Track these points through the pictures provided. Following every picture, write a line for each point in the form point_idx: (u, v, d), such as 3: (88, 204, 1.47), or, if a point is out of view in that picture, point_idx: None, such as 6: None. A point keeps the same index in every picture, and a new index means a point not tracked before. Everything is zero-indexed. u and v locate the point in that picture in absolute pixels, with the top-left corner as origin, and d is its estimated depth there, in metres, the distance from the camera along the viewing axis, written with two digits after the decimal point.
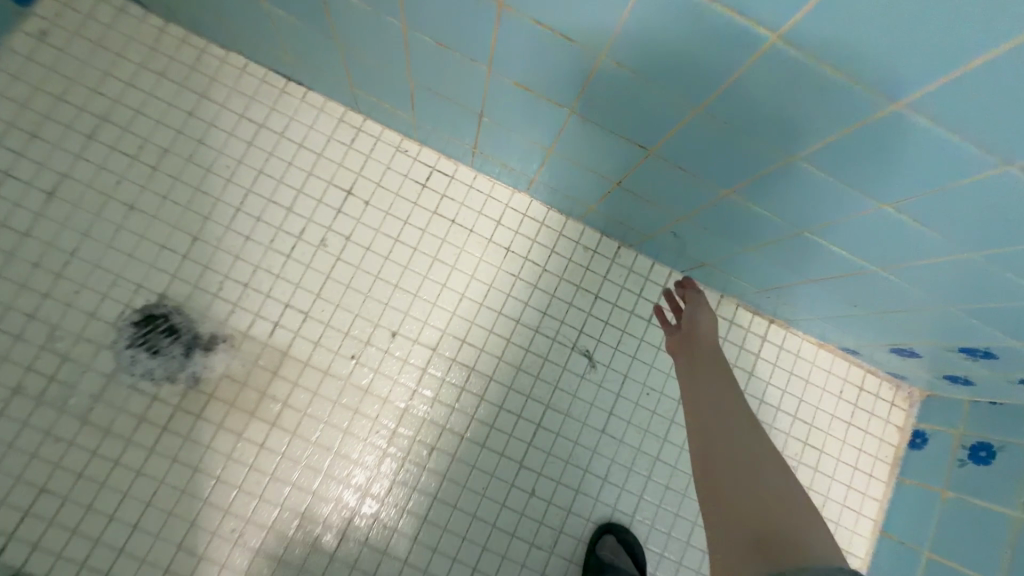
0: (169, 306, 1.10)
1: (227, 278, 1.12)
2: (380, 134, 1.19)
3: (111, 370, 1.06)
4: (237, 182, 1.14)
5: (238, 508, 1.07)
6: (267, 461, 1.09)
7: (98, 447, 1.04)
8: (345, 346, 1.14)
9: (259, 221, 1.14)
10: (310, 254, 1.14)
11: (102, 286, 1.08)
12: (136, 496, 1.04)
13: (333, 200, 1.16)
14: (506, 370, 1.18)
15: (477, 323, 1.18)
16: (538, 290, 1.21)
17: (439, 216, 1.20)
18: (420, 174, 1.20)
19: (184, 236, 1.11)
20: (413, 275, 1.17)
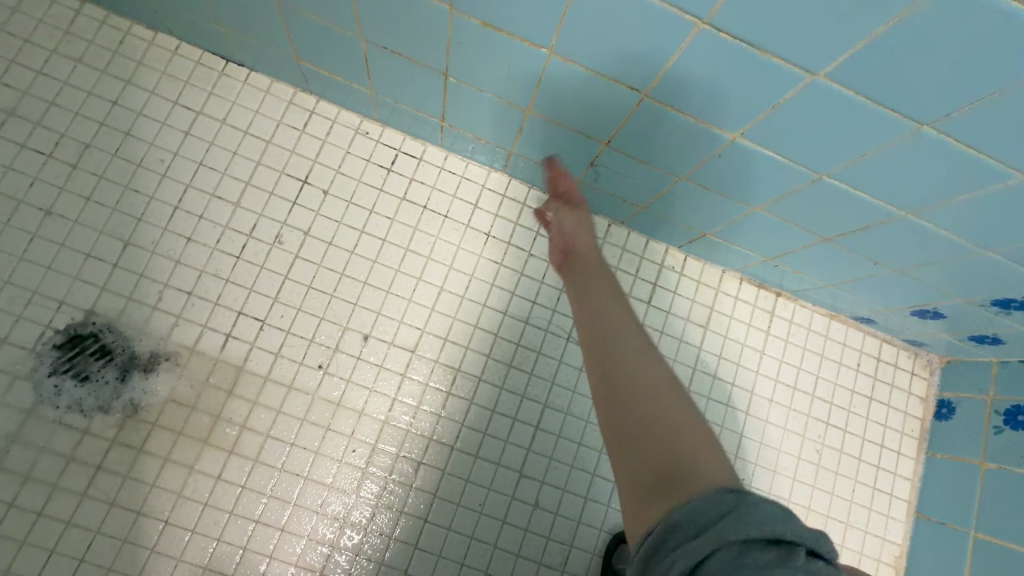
0: (99, 324, 0.94)
1: (167, 287, 0.97)
2: (336, 116, 1.06)
3: (29, 404, 0.90)
4: (173, 177, 1.00)
5: (192, 555, 0.91)
6: (225, 497, 0.93)
7: (16, 496, 0.87)
8: (311, 356, 0.99)
9: (202, 219, 0.99)
10: (263, 254, 1.00)
11: (16, 305, 0.92)
12: (68, 552, 0.87)
13: (287, 191, 1.03)
14: (497, 368, 1.05)
15: (459, 319, 1.05)
16: (524, 277, 1.08)
17: (409, 201, 1.07)
18: (385, 157, 1.07)
19: (113, 241, 0.96)
20: (383, 269, 1.04)
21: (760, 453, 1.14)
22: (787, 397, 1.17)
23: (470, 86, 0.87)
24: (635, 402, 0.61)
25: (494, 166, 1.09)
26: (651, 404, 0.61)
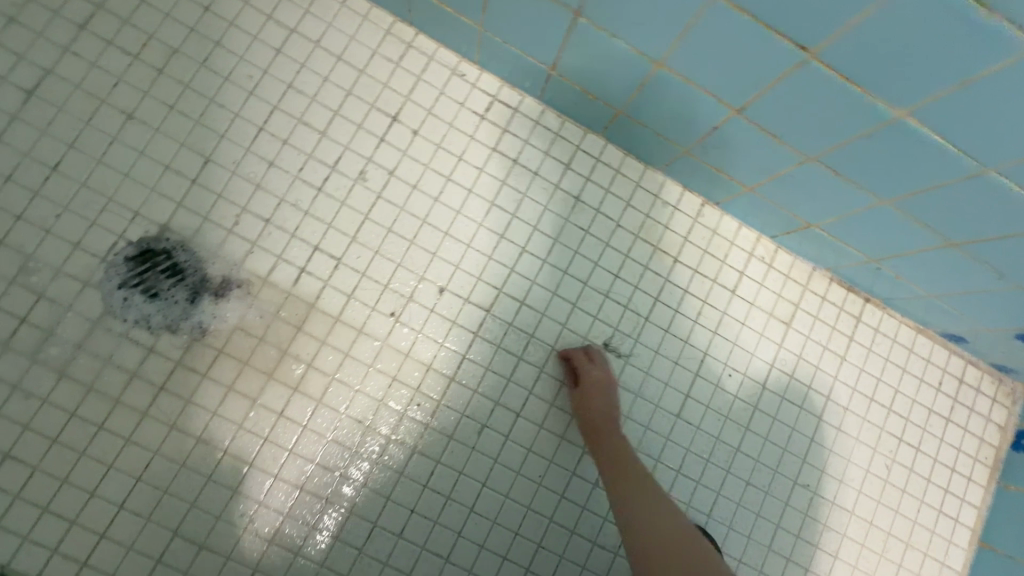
0: (172, 241, 0.90)
1: (244, 212, 0.92)
2: (433, 52, 1.00)
3: (98, 314, 0.86)
4: (261, 96, 0.94)
5: (249, 489, 0.88)
6: (287, 433, 0.90)
7: (79, 406, 0.84)
8: (384, 302, 0.95)
9: (286, 144, 0.94)
10: (345, 189, 0.95)
11: (91, 211, 0.88)
12: (123, 470, 0.85)
13: (376, 127, 0.97)
14: (572, 340, 1.00)
15: (539, 283, 1.00)
16: (609, 248, 1.03)
17: (499, 153, 1.01)
18: (479, 102, 1.01)
19: (194, 156, 0.91)
20: (466, 221, 0.99)
21: (829, 462, 1.08)
22: (863, 407, 1.11)
23: (599, 32, 0.79)
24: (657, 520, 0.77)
25: (592, 127, 1.02)
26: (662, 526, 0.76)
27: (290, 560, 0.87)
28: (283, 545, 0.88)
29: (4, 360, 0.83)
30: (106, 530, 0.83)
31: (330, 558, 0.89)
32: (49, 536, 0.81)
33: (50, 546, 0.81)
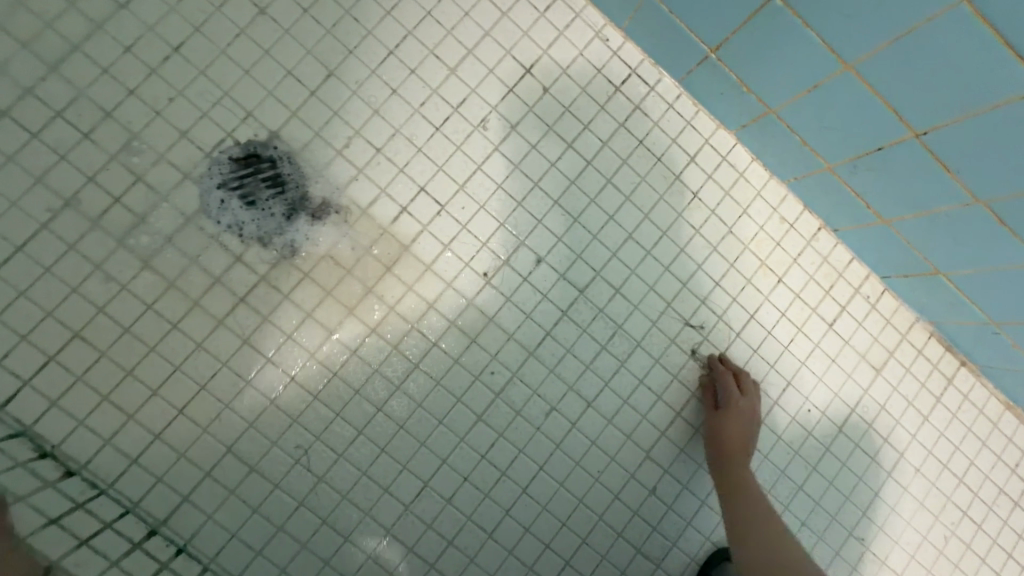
0: (279, 150, 0.85)
1: (356, 137, 0.87)
2: (581, 11, 0.94)
3: (192, 210, 0.82)
4: (397, 19, 0.88)
5: (309, 421, 0.84)
6: (356, 373, 0.86)
7: (157, 300, 0.81)
8: (479, 259, 0.90)
9: (412, 75, 0.89)
10: (464, 134, 0.90)
11: (205, 102, 0.83)
12: (190, 374, 0.81)
13: (507, 76, 0.91)
14: (659, 341, 0.95)
15: (638, 274, 0.95)
16: (716, 253, 0.98)
17: (626, 131, 0.95)
18: (616, 74, 0.95)
19: (317, 67, 0.86)
20: (578, 194, 0.93)
21: (888, 520, 1.03)
22: (934, 472, 1.05)
23: (796, 17, 0.74)
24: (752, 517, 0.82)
25: (729, 122, 0.97)
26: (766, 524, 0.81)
27: (336, 501, 0.84)
28: (331, 485, 0.84)
29: (90, 237, 0.79)
30: (162, 432, 0.80)
31: (375, 509, 0.85)
32: (104, 425, 0.78)
33: (104, 436, 0.78)
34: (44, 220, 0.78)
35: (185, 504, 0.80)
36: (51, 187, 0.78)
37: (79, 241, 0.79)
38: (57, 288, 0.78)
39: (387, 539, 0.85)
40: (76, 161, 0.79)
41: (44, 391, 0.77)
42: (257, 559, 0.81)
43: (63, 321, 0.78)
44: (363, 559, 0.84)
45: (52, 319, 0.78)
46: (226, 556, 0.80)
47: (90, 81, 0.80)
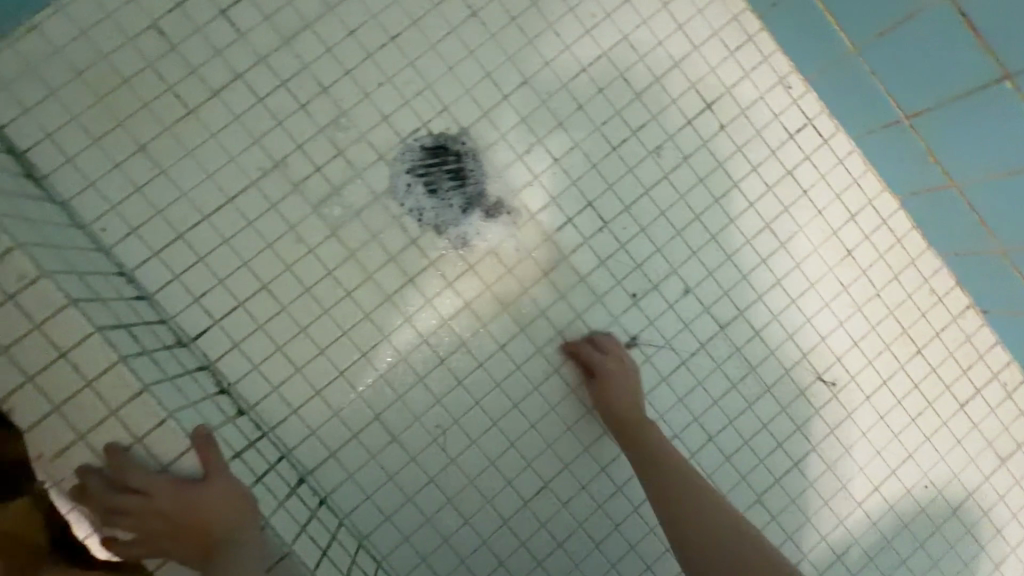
0: (466, 146, 0.89)
1: (538, 144, 0.91)
2: (769, 55, 0.95)
3: (381, 190, 0.88)
4: (595, 38, 0.91)
5: (450, 404, 0.89)
6: (499, 368, 0.90)
7: (336, 267, 0.87)
8: (630, 280, 0.92)
9: (599, 93, 0.91)
10: (637, 158, 0.92)
11: (408, 91, 0.88)
12: (354, 341, 0.87)
13: (688, 108, 0.93)
14: (787, 390, 0.96)
15: (779, 320, 0.96)
16: (859, 314, 0.97)
17: (792, 179, 0.96)
18: (793, 121, 0.96)
19: (514, 73, 0.90)
20: (735, 233, 0.94)
21: None
22: None
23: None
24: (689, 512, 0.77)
25: (898, 186, 0.96)
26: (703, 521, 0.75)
27: (462, 484, 0.88)
28: (460, 468, 0.88)
29: (289, 199, 0.85)
30: (322, 389, 0.86)
31: (497, 499, 0.89)
32: (275, 373, 0.85)
33: (273, 383, 0.85)
34: (254, 177, 0.85)
35: (332, 459, 0.86)
36: (265, 148, 0.85)
37: (279, 201, 0.85)
38: (255, 241, 0.85)
39: (502, 529, 0.89)
40: (289, 128, 0.85)
41: (230, 332, 0.84)
42: (386, 523, 0.87)
43: (255, 272, 0.85)
44: (479, 544, 0.88)
45: (245, 269, 0.85)
46: (359, 515, 0.86)
47: (314, 56, 0.85)
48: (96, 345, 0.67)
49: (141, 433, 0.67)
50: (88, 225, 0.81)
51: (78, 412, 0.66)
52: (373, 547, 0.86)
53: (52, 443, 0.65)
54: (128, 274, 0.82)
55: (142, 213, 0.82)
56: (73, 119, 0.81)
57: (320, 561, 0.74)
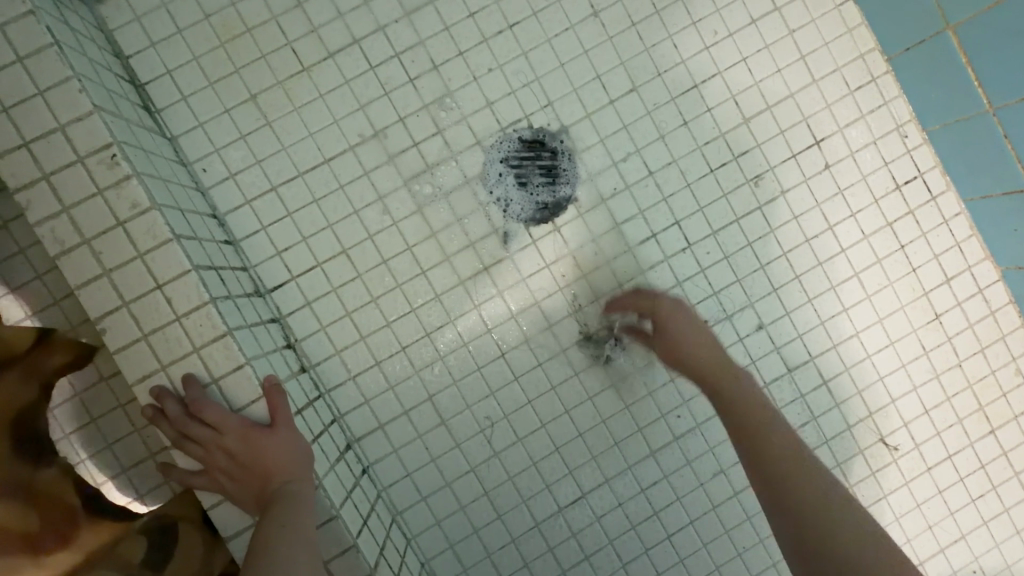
0: (564, 145, 0.88)
1: (635, 154, 0.89)
2: (890, 100, 0.91)
3: (472, 175, 0.87)
4: (713, 56, 0.89)
5: (503, 398, 0.88)
6: (557, 371, 0.89)
7: (416, 244, 0.87)
8: (704, 306, 0.90)
9: (707, 112, 0.89)
10: (734, 184, 0.90)
11: (516, 81, 0.87)
12: (421, 319, 0.87)
13: (795, 141, 0.90)
14: (846, 446, 0.93)
15: (850, 373, 0.92)
16: (935, 381, 0.93)
17: (891, 230, 0.92)
18: (903, 171, 0.92)
19: (624, 78, 0.89)
20: (821, 277, 0.91)
21: None
22: None
23: None
24: (781, 456, 0.65)
25: (1004, 257, 0.91)
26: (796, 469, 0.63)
27: (501, 479, 0.88)
28: (502, 463, 0.88)
29: (382, 169, 0.86)
30: (383, 361, 0.87)
31: (532, 500, 0.89)
32: (341, 338, 0.86)
33: (337, 347, 0.86)
34: (353, 143, 0.85)
35: (380, 432, 0.87)
36: (368, 117, 0.86)
37: (372, 170, 0.86)
38: (343, 205, 0.86)
39: (533, 532, 0.89)
40: (395, 100, 0.86)
41: (304, 290, 0.85)
42: (421, 503, 0.87)
43: (337, 235, 0.86)
44: (507, 541, 0.88)
45: (328, 231, 0.85)
46: (397, 490, 0.87)
47: (431, 34, 0.86)
48: (190, 282, 0.68)
49: (220, 374, 0.69)
50: (190, 164, 0.83)
51: (165, 344, 0.68)
52: (405, 524, 0.87)
53: (134, 369, 0.68)
54: (220, 218, 0.83)
55: (242, 160, 0.84)
56: (194, 60, 0.83)
57: (361, 529, 0.75)
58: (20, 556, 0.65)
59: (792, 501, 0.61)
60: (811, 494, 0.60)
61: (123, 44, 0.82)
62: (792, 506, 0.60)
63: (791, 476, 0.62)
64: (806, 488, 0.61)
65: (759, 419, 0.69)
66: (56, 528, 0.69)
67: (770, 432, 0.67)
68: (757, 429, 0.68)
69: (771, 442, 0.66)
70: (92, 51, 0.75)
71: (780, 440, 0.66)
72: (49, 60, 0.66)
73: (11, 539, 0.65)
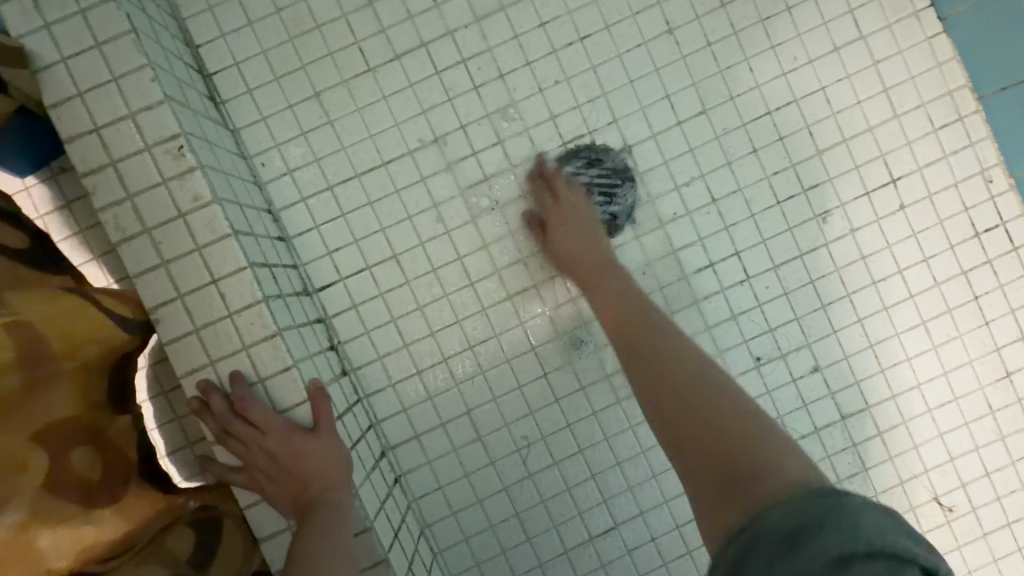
0: (627, 165, 0.86)
1: (699, 179, 0.86)
2: (977, 141, 0.85)
3: (529, 188, 0.85)
4: (789, 82, 0.85)
5: (542, 419, 0.86)
6: (600, 397, 0.86)
7: (466, 254, 0.85)
8: (759, 342, 0.87)
9: (778, 141, 0.86)
10: (801, 217, 0.86)
11: (583, 95, 0.85)
12: (465, 330, 0.85)
13: (870, 177, 0.86)
14: (896, 502, 0.88)
15: (907, 426, 0.87)
16: (1000, 444, 0.88)
17: (965, 280, 0.86)
18: (984, 218, 0.86)
19: (695, 100, 0.85)
20: (885, 322, 0.86)
21: None
22: None
23: None
24: (677, 388, 0.67)
25: None
26: (688, 391, 0.66)
27: (532, 501, 0.86)
28: (535, 485, 0.86)
29: (439, 175, 0.84)
30: (423, 371, 0.85)
31: (562, 526, 0.86)
32: (384, 344, 0.85)
33: (380, 353, 0.85)
34: (412, 148, 0.84)
35: (415, 442, 0.85)
36: (429, 121, 0.84)
37: (429, 175, 0.84)
38: (396, 209, 0.84)
39: (561, 558, 0.86)
40: (457, 106, 0.84)
41: (351, 292, 0.84)
42: (450, 517, 0.86)
43: (388, 239, 0.84)
44: (534, 565, 0.86)
45: (380, 235, 0.84)
46: (427, 503, 0.86)
47: (500, 41, 0.84)
48: (246, 280, 0.68)
49: (267, 373, 0.68)
50: (250, 157, 0.83)
51: (215, 340, 0.68)
52: (432, 538, 0.85)
53: (183, 362, 0.68)
54: (274, 213, 0.83)
55: (301, 156, 0.84)
56: (262, 53, 0.83)
57: (392, 543, 0.74)
58: (72, 504, 0.62)
59: (669, 406, 0.66)
60: (679, 395, 0.66)
61: (195, 33, 0.82)
62: (674, 413, 0.65)
63: (692, 406, 0.65)
64: (672, 385, 0.67)
65: (673, 356, 0.70)
66: (111, 489, 0.67)
67: (684, 371, 0.68)
68: (653, 359, 0.70)
69: (664, 370, 0.69)
70: (166, 38, 0.75)
71: (679, 352, 0.70)
72: (125, 47, 0.66)
73: (75, 486, 0.62)
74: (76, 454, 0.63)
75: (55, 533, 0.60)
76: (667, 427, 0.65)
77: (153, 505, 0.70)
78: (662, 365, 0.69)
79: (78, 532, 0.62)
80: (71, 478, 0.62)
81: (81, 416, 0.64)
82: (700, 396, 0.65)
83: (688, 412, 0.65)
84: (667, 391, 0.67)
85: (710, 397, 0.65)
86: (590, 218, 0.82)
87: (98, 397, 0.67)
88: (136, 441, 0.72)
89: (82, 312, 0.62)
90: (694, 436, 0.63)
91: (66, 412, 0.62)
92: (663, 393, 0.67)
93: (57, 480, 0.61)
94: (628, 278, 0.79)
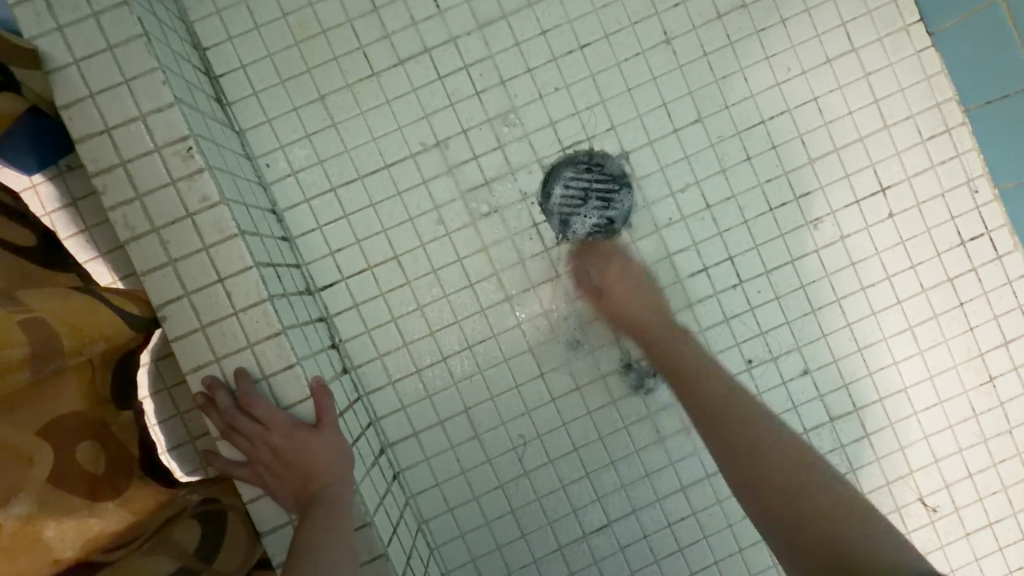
0: (624, 170, 0.88)
1: (694, 185, 0.88)
2: (964, 152, 0.88)
3: (528, 193, 0.87)
4: (783, 93, 0.88)
5: (538, 418, 0.88)
6: (595, 397, 0.88)
7: (466, 256, 0.87)
8: (750, 345, 0.89)
9: (772, 149, 0.88)
10: (792, 224, 0.88)
11: (581, 102, 0.87)
12: (464, 330, 0.87)
13: (860, 186, 0.88)
14: (882, 502, 0.90)
15: (893, 428, 0.90)
16: (982, 446, 0.90)
17: (951, 286, 0.89)
18: (969, 227, 0.89)
19: (691, 108, 0.87)
20: (873, 327, 0.89)
21: None
22: None
23: None
24: (749, 441, 0.69)
25: None
26: (757, 444, 0.68)
27: (528, 498, 0.88)
28: (530, 483, 0.88)
29: (440, 178, 0.86)
30: (423, 369, 0.87)
31: (556, 523, 0.88)
32: (385, 342, 0.87)
33: (380, 351, 0.87)
34: (414, 151, 0.86)
35: (413, 439, 0.87)
36: (432, 126, 0.86)
37: (431, 178, 0.86)
38: (398, 211, 0.86)
39: (555, 554, 0.88)
40: (459, 111, 0.86)
41: (352, 292, 0.86)
42: (447, 513, 0.88)
43: (390, 240, 0.86)
44: (529, 561, 0.88)
45: (382, 236, 0.86)
46: (424, 499, 0.87)
47: (501, 48, 0.86)
48: (251, 279, 0.69)
49: (271, 371, 0.70)
50: (255, 158, 0.85)
51: (221, 337, 0.69)
52: (429, 533, 0.87)
53: (189, 358, 0.70)
54: (278, 214, 0.85)
55: (305, 158, 0.85)
56: (268, 56, 0.85)
57: (390, 537, 0.75)
58: (77, 496, 0.64)
59: (747, 462, 0.67)
60: (754, 451, 0.68)
61: (202, 36, 0.84)
62: (751, 467, 0.67)
63: (764, 460, 0.67)
64: (751, 443, 0.69)
65: (741, 411, 0.72)
66: (114, 481, 0.68)
67: (752, 425, 0.71)
68: (722, 413, 0.73)
69: (735, 422, 0.71)
70: (174, 41, 0.77)
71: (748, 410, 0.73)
72: (136, 50, 0.68)
73: (79, 480, 0.64)
74: (80, 449, 0.65)
75: (61, 524, 0.62)
76: (747, 482, 0.66)
77: (155, 497, 0.72)
78: (729, 420, 0.71)
79: (82, 524, 0.64)
80: (77, 472, 0.64)
81: (87, 409, 0.66)
82: (770, 451, 0.68)
83: (763, 466, 0.66)
84: (741, 447, 0.69)
85: (780, 453, 0.67)
86: (637, 278, 0.86)
87: (103, 391, 0.68)
88: (138, 434, 0.73)
89: (91, 308, 0.62)
90: (773, 491, 0.64)
91: (72, 406, 0.64)
92: (739, 449, 0.69)
93: (61, 475, 0.62)
94: (637, 272, 0.87)
